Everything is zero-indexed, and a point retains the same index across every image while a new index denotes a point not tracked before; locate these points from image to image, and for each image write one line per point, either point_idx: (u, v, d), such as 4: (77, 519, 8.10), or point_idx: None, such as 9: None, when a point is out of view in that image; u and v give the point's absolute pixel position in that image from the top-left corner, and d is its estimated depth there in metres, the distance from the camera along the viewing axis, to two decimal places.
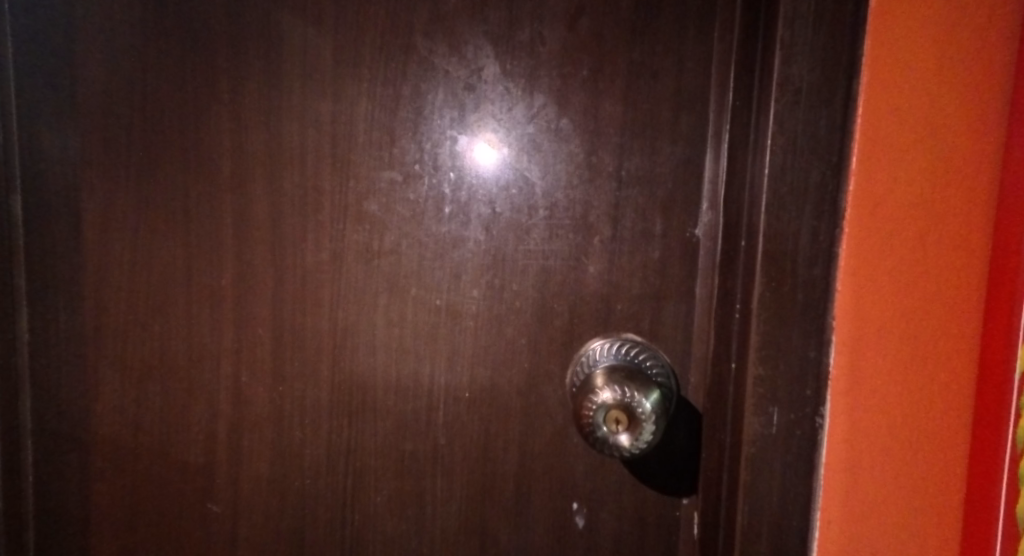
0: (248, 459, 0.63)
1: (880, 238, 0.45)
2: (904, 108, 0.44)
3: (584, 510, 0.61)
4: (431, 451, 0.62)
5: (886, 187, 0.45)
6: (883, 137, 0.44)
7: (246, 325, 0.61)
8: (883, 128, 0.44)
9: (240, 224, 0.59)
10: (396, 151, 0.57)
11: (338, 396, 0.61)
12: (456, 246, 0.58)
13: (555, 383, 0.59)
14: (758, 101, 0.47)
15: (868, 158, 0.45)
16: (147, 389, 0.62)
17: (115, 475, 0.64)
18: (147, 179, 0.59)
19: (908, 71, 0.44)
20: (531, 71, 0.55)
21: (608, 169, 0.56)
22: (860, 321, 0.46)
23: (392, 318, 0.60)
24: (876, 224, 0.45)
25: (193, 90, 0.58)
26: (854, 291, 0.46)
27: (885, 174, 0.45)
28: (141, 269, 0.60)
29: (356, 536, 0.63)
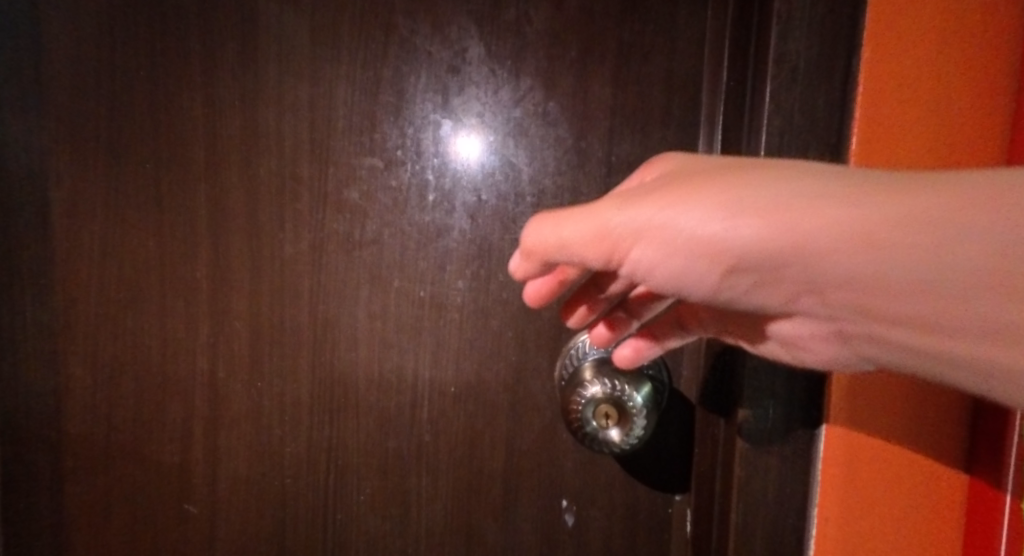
0: (227, 458, 0.60)
1: None
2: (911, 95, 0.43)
3: (574, 507, 0.59)
4: (416, 448, 0.60)
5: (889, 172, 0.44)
6: (891, 87, 0.43)
7: (223, 319, 0.58)
8: (887, 82, 0.43)
9: (215, 213, 0.57)
10: (376, 136, 0.55)
11: (319, 392, 0.59)
12: (440, 236, 0.56)
13: (543, 376, 0.58)
14: (753, 81, 0.45)
15: (867, 140, 0.43)
16: (119, 386, 0.60)
17: (88, 477, 0.61)
18: (116, 167, 0.57)
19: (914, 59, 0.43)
20: (518, 52, 0.53)
21: (597, 154, 0.54)
22: None
23: (374, 311, 0.58)
24: None
25: (164, 73, 0.55)
26: None
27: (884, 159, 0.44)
28: (111, 260, 0.58)
29: (339, 537, 0.61)
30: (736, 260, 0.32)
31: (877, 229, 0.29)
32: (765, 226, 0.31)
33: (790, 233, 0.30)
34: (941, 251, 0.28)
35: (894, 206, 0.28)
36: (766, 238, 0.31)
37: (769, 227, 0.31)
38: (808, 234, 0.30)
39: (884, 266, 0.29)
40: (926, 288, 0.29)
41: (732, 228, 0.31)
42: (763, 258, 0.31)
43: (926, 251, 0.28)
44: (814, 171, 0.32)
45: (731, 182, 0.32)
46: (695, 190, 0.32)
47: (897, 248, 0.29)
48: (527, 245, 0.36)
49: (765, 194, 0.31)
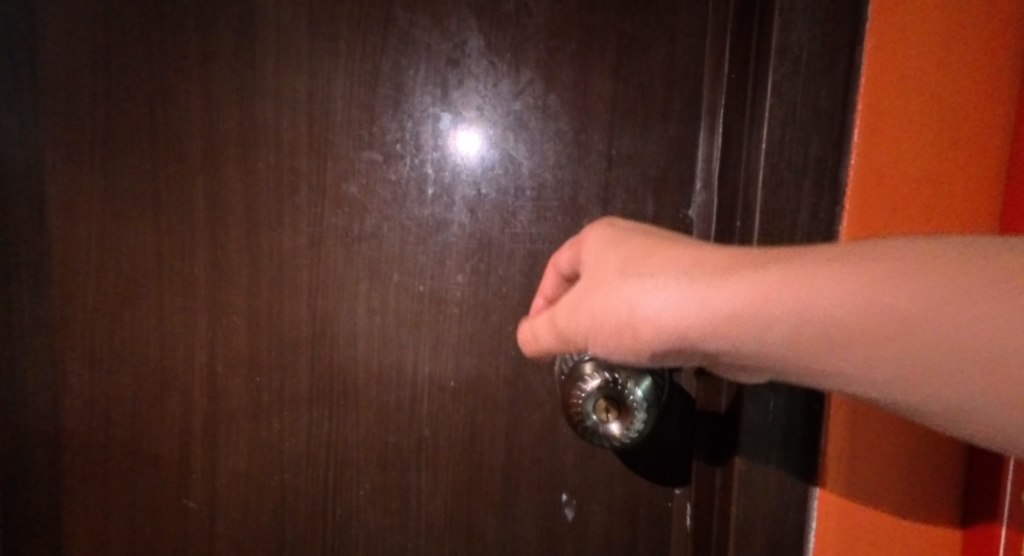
0: (226, 453, 0.60)
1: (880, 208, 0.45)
2: (914, 80, 0.44)
3: (574, 501, 0.59)
4: (415, 443, 0.59)
5: (891, 157, 0.45)
6: (893, 73, 0.44)
7: (221, 314, 0.58)
8: (891, 86, 0.44)
9: (213, 207, 0.56)
10: (375, 129, 0.55)
11: (318, 386, 0.59)
12: (440, 230, 0.56)
13: (543, 370, 0.58)
14: (755, 73, 0.46)
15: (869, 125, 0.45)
16: (118, 381, 0.59)
17: (86, 473, 0.61)
18: (113, 161, 0.56)
19: (917, 44, 0.44)
20: (518, 44, 0.53)
21: (597, 148, 0.54)
22: None
23: (373, 306, 0.58)
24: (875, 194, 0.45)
25: (161, 65, 0.55)
26: None
27: (887, 143, 0.45)
28: (109, 254, 0.57)
29: (338, 533, 0.61)
30: (655, 354, 0.31)
31: (751, 324, 0.28)
32: (656, 327, 0.30)
33: (686, 330, 0.29)
34: (826, 336, 0.27)
35: (767, 298, 0.27)
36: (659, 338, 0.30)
37: (659, 327, 0.30)
38: (702, 329, 0.29)
39: (783, 356, 0.28)
40: (828, 368, 0.27)
41: (639, 325, 0.31)
42: (673, 350, 0.31)
43: (813, 339, 0.27)
44: (702, 256, 0.31)
45: (627, 285, 0.32)
46: (603, 297, 0.33)
47: (782, 339, 0.28)
48: (530, 352, 0.42)
49: (656, 292, 0.30)
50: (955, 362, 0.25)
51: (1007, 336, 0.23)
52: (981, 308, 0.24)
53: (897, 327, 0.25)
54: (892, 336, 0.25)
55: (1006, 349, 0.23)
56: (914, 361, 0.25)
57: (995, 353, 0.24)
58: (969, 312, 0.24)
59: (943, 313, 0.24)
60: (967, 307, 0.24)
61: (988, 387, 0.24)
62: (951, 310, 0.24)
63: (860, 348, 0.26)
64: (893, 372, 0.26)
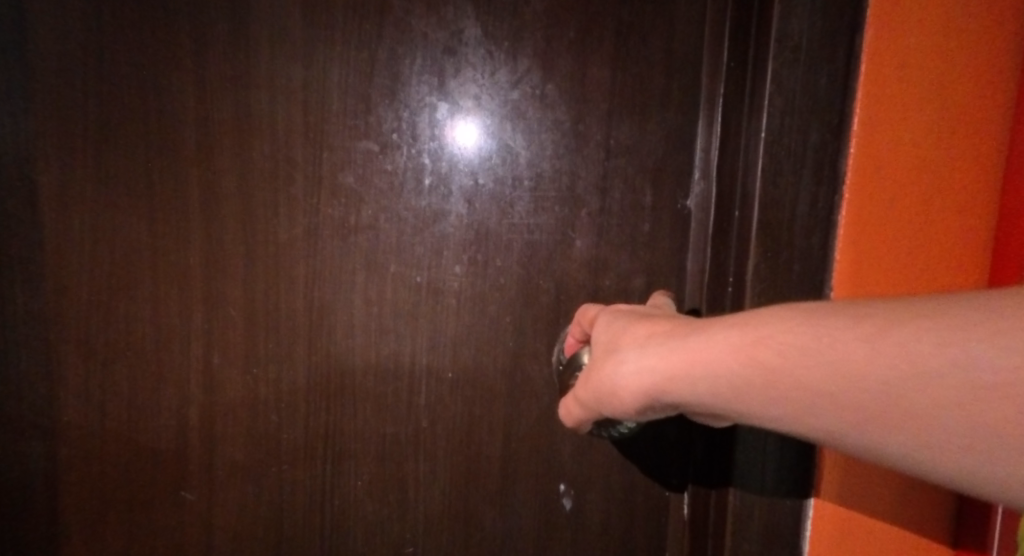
0: (223, 445, 0.60)
1: (883, 195, 0.48)
2: (914, 71, 0.46)
3: (572, 492, 0.59)
4: (413, 434, 0.59)
5: (894, 144, 0.47)
6: (895, 63, 0.46)
7: (217, 306, 0.58)
8: (893, 76, 0.46)
9: (208, 198, 0.56)
10: (372, 119, 0.54)
11: (316, 378, 0.59)
12: (437, 221, 0.55)
13: (541, 361, 0.58)
14: (753, 62, 0.48)
15: (872, 114, 0.47)
16: (113, 373, 0.59)
17: (81, 467, 0.60)
18: (106, 151, 0.55)
19: (914, 37, 0.46)
20: (515, 33, 0.53)
21: (596, 137, 0.54)
22: (859, 278, 0.48)
23: (371, 297, 0.57)
24: (878, 181, 0.47)
25: (155, 52, 0.54)
26: (857, 248, 0.48)
27: (890, 132, 0.47)
28: (103, 246, 0.57)
29: (336, 524, 0.61)
30: (634, 412, 0.37)
31: (688, 382, 0.33)
32: (627, 393, 0.36)
33: (646, 392, 0.35)
34: (743, 390, 0.32)
35: (694, 362, 0.33)
36: (634, 402, 0.36)
37: (628, 394, 0.36)
38: (655, 389, 0.35)
39: (721, 409, 0.34)
40: (755, 417, 0.33)
41: (612, 389, 0.36)
42: (643, 407, 0.36)
43: (736, 395, 0.32)
44: (656, 327, 0.37)
45: (605, 358, 0.38)
46: (591, 369, 0.39)
47: (713, 396, 0.33)
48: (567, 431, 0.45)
49: (623, 361, 0.36)
50: (836, 404, 0.30)
51: (871, 370, 0.28)
52: (841, 359, 0.29)
53: (790, 381, 0.30)
54: (793, 385, 0.30)
55: (873, 392, 0.29)
56: (811, 405, 0.30)
57: (860, 393, 0.29)
58: (832, 364, 0.29)
59: (818, 366, 0.30)
60: (832, 361, 0.29)
61: (864, 422, 0.29)
62: (821, 362, 0.29)
63: (770, 399, 0.31)
64: (799, 418, 0.31)
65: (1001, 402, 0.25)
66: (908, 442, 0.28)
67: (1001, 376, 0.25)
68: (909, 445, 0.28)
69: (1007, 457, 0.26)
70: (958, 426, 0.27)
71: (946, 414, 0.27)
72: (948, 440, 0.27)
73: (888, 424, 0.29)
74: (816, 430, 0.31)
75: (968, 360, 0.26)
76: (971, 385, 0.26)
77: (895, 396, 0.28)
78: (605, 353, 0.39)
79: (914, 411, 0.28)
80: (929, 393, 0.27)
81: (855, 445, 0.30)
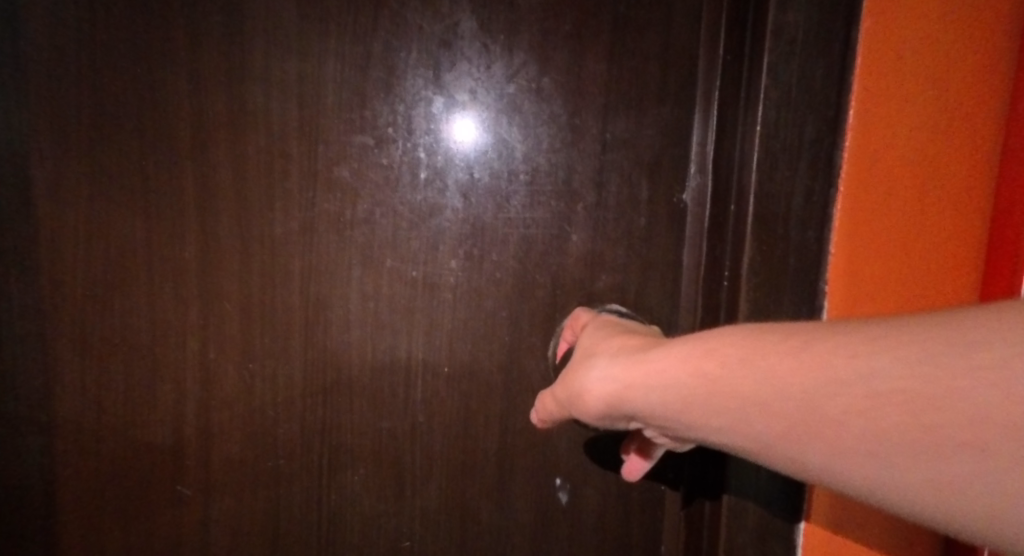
0: (219, 439, 0.60)
1: (874, 197, 0.48)
2: (909, 72, 0.46)
3: (568, 486, 0.60)
4: (410, 429, 0.59)
5: (887, 146, 0.47)
6: (891, 62, 0.46)
7: (213, 301, 0.58)
8: (889, 75, 0.46)
9: (203, 192, 0.56)
10: (367, 113, 0.54)
11: (312, 373, 0.59)
12: (433, 215, 0.55)
13: (537, 355, 0.58)
14: (750, 54, 0.48)
15: (865, 114, 0.47)
16: (108, 369, 0.58)
17: (77, 463, 0.60)
18: (101, 144, 0.55)
19: (910, 37, 0.46)
20: (511, 26, 0.52)
21: (592, 131, 0.54)
22: (852, 280, 0.48)
23: (367, 292, 0.57)
24: (870, 182, 0.47)
25: (149, 44, 0.54)
26: (850, 251, 0.48)
27: (883, 132, 0.47)
28: (98, 241, 0.56)
29: (333, 519, 0.61)
30: (598, 418, 0.39)
31: (641, 391, 0.35)
32: (591, 399, 0.38)
33: (606, 398, 0.37)
34: (689, 400, 0.34)
35: (650, 372, 0.35)
36: (597, 408, 0.38)
37: (592, 400, 0.38)
38: (615, 395, 0.37)
39: (672, 420, 0.35)
40: (702, 430, 0.34)
41: (578, 392, 0.39)
42: (607, 414, 0.38)
43: (683, 405, 0.34)
44: (628, 343, 0.39)
45: (576, 366, 0.41)
46: (563, 377, 0.42)
47: (664, 406, 0.35)
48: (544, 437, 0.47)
49: (592, 367, 0.39)
50: (765, 414, 0.32)
51: (798, 382, 0.31)
52: (770, 372, 0.31)
53: (729, 391, 0.32)
54: (732, 397, 0.32)
55: (802, 405, 0.31)
56: (747, 415, 0.32)
57: (784, 405, 0.31)
58: (763, 375, 0.32)
59: (751, 377, 0.32)
60: (763, 373, 0.32)
61: (789, 434, 0.31)
62: (754, 374, 0.32)
63: (711, 409, 0.33)
64: (736, 429, 0.33)
65: (895, 408, 0.28)
66: (823, 451, 0.31)
67: (896, 385, 0.28)
68: (825, 455, 0.31)
69: (902, 460, 0.29)
70: (863, 434, 0.29)
71: (852, 422, 0.30)
72: (855, 447, 0.30)
73: (808, 435, 0.31)
74: (752, 441, 0.33)
75: (873, 369, 0.29)
76: (872, 394, 0.29)
77: (814, 407, 0.30)
78: (581, 359, 0.42)
79: (828, 422, 0.30)
80: (838, 401, 0.30)
81: (784, 458, 0.32)
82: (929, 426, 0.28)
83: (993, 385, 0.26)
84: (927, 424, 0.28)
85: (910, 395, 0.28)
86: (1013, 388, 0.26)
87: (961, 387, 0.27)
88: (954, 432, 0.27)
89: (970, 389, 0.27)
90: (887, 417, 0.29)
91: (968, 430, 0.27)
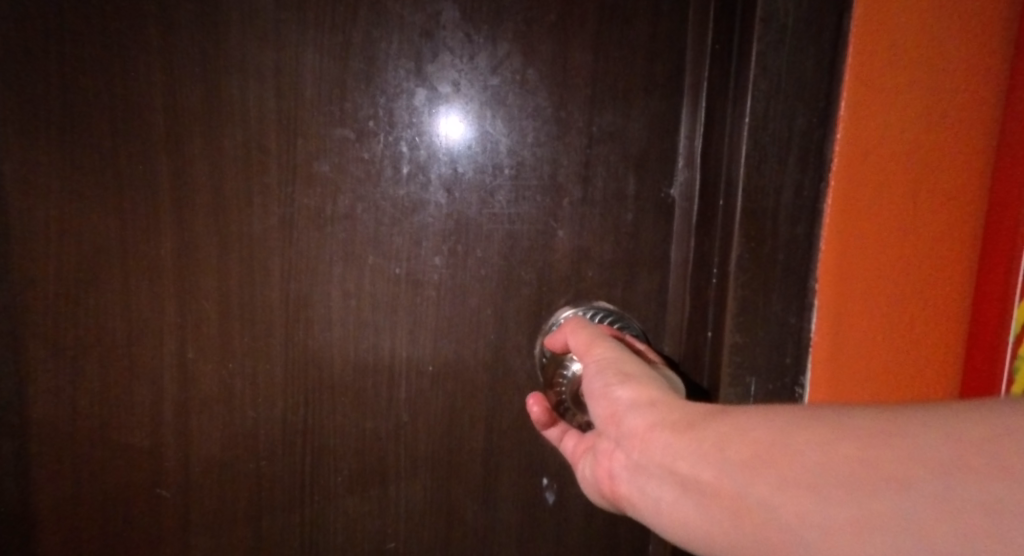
0: (198, 440, 0.59)
1: (868, 198, 0.47)
2: (897, 63, 0.45)
3: (555, 485, 0.59)
4: (394, 428, 0.58)
5: (880, 143, 0.46)
6: (879, 52, 0.45)
7: (190, 299, 0.56)
8: (878, 65, 0.45)
9: (179, 187, 0.54)
10: (347, 105, 0.52)
11: (293, 372, 0.57)
12: (415, 211, 0.54)
13: (523, 353, 0.57)
14: (739, 43, 0.47)
15: (856, 102, 0.45)
16: (83, 369, 0.57)
17: (52, 466, 0.58)
18: (69, 139, 0.53)
19: (900, 26, 0.45)
20: (496, 16, 0.51)
21: (578, 124, 0.53)
22: (840, 280, 0.47)
23: (349, 290, 0.56)
24: (863, 180, 0.46)
25: (119, 34, 0.51)
26: (839, 247, 0.47)
27: (874, 126, 0.46)
28: (69, 238, 0.54)
29: (316, 520, 0.60)
30: (600, 408, 0.40)
31: (659, 406, 0.37)
32: (611, 389, 0.39)
33: (623, 401, 0.38)
34: (691, 424, 0.34)
35: (677, 405, 0.36)
36: (610, 394, 0.39)
37: (614, 387, 0.39)
38: (633, 403, 0.38)
39: (654, 439, 0.35)
40: (674, 454, 0.34)
41: (604, 379, 0.40)
42: (610, 416, 0.39)
43: (680, 428, 0.35)
44: (660, 385, 0.39)
45: (613, 354, 0.42)
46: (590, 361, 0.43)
47: (664, 422, 0.35)
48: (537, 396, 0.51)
49: (627, 376, 0.40)
50: (739, 445, 0.32)
51: (785, 422, 0.31)
52: (767, 411, 0.33)
53: (732, 425, 0.33)
54: (724, 426, 0.33)
55: (780, 439, 0.31)
56: (728, 443, 0.32)
57: (765, 438, 0.31)
58: (761, 416, 0.32)
59: (753, 416, 0.33)
60: (767, 415, 0.32)
61: (748, 464, 0.31)
62: (759, 416, 0.33)
63: (702, 435, 0.33)
64: (706, 456, 0.32)
65: (851, 444, 0.29)
66: (768, 484, 0.30)
67: (863, 430, 0.29)
68: (771, 489, 0.30)
69: (839, 494, 0.28)
70: (812, 466, 0.29)
71: (809, 454, 0.30)
72: (799, 480, 0.29)
73: (763, 466, 0.30)
74: (714, 470, 0.32)
75: (847, 417, 0.30)
76: (836, 432, 0.30)
77: (788, 443, 0.30)
78: (618, 350, 0.43)
79: (788, 453, 0.30)
80: (805, 433, 0.30)
81: (731, 497, 0.31)
82: (873, 463, 0.28)
83: (933, 436, 0.27)
84: (880, 465, 0.28)
85: (866, 432, 0.29)
86: (960, 441, 0.27)
87: (903, 432, 0.28)
88: (889, 471, 0.28)
89: (915, 434, 0.28)
90: (841, 451, 0.29)
91: (903, 469, 0.27)
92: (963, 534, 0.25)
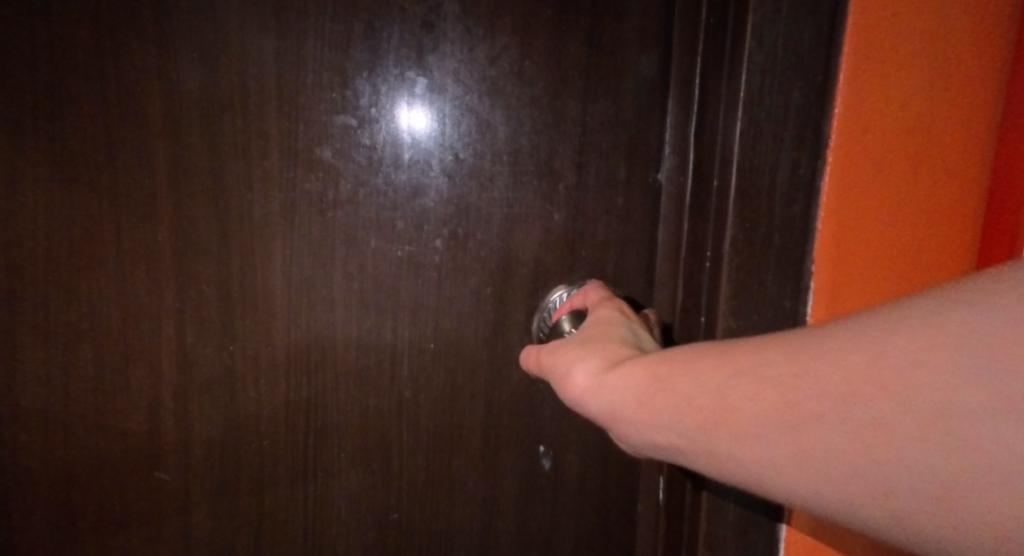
0: (197, 422, 0.59)
1: (864, 153, 0.51)
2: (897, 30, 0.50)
3: (551, 452, 0.63)
4: (397, 405, 0.61)
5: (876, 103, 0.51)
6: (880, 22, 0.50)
7: (189, 283, 0.56)
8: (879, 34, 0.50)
9: (176, 172, 0.54)
10: (349, 93, 0.53)
11: (296, 353, 0.59)
12: (416, 195, 0.56)
13: (521, 329, 0.60)
14: (733, 19, 0.50)
15: (855, 68, 0.50)
16: (77, 355, 0.56)
17: (44, 453, 0.58)
18: (59, 122, 0.52)
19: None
20: (494, 11, 0.54)
21: (573, 114, 0.56)
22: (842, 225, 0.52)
23: (352, 272, 0.58)
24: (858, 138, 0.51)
25: (113, 14, 0.51)
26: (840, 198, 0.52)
27: (868, 89, 0.50)
28: (60, 224, 0.54)
29: (320, 495, 0.62)
30: (570, 403, 0.39)
31: (609, 384, 0.36)
32: (571, 391, 0.39)
33: (583, 392, 0.38)
34: (640, 398, 0.34)
35: (621, 374, 0.36)
36: (569, 393, 0.39)
37: (570, 388, 0.39)
38: (591, 389, 0.37)
39: (623, 420, 0.35)
40: (642, 426, 0.34)
41: (562, 378, 0.40)
42: (579, 404, 0.38)
43: (636, 401, 0.34)
44: (621, 347, 0.39)
45: (560, 352, 0.41)
46: (547, 359, 0.42)
47: (620, 403, 0.35)
48: None
49: (581, 359, 0.39)
50: (690, 410, 0.32)
51: (719, 379, 0.32)
52: (700, 367, 0.33)
53: (676, 389, 0.33)
54: (670, 393, 0.33)
55: (720, 397, 0.31)
56: (676, 410, 0.33)
57: (708, 400, 0.32)
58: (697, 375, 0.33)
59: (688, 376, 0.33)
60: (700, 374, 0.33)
61: (703, 426, 0.32)
62: (694, 372, 0.33)
63: (656, 405, 0.33)
64: (669, 426, 0.33)
65: (773, 389, 0.30)
66: (722, 439, 0.31)
67: (784, 369, 0.30)
68: (723, 443, 0.31)
69: (775, 436, 0.29)
70: (749, 417, 0.30)
71: (744, 407, 0.30)
72: (745, 432, 0.30)
73: (714, 424, 0.31)
74: (682, 439, 0.33)
75: (766, 361, 0.31)
76: (760, 380, 0.30)
77: (726, 401, 0.31)
78: (566, 342, 0.42)
79: (731, 411, 0.31)
80: (735, 388, 0.31)
81: (700, 451, 0.32)
82: (798, 406, 0.29)
83: (831, 364, 0.28)
84: (804, 405, 0.29)
85: (784, 375, 0.30)
86: (864, 367, 0.28)
87: (814, 365, 0.29)
88: (810, 406, 0.29)
89: (823, 368, 0.29)
90: (767, 401, 0.30)
91: (817, 405, 0.28)
92: (878, 454, 0.27)
